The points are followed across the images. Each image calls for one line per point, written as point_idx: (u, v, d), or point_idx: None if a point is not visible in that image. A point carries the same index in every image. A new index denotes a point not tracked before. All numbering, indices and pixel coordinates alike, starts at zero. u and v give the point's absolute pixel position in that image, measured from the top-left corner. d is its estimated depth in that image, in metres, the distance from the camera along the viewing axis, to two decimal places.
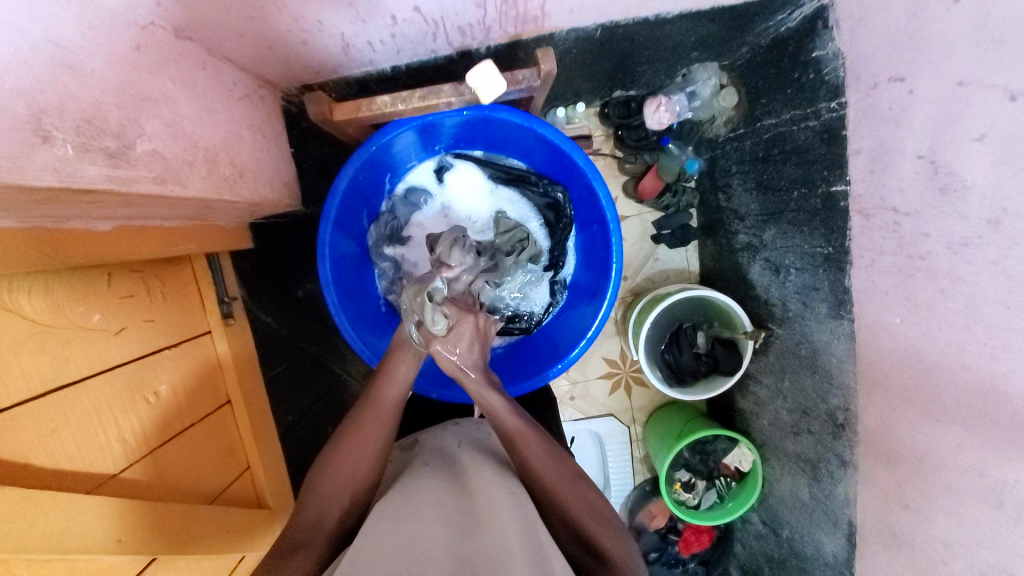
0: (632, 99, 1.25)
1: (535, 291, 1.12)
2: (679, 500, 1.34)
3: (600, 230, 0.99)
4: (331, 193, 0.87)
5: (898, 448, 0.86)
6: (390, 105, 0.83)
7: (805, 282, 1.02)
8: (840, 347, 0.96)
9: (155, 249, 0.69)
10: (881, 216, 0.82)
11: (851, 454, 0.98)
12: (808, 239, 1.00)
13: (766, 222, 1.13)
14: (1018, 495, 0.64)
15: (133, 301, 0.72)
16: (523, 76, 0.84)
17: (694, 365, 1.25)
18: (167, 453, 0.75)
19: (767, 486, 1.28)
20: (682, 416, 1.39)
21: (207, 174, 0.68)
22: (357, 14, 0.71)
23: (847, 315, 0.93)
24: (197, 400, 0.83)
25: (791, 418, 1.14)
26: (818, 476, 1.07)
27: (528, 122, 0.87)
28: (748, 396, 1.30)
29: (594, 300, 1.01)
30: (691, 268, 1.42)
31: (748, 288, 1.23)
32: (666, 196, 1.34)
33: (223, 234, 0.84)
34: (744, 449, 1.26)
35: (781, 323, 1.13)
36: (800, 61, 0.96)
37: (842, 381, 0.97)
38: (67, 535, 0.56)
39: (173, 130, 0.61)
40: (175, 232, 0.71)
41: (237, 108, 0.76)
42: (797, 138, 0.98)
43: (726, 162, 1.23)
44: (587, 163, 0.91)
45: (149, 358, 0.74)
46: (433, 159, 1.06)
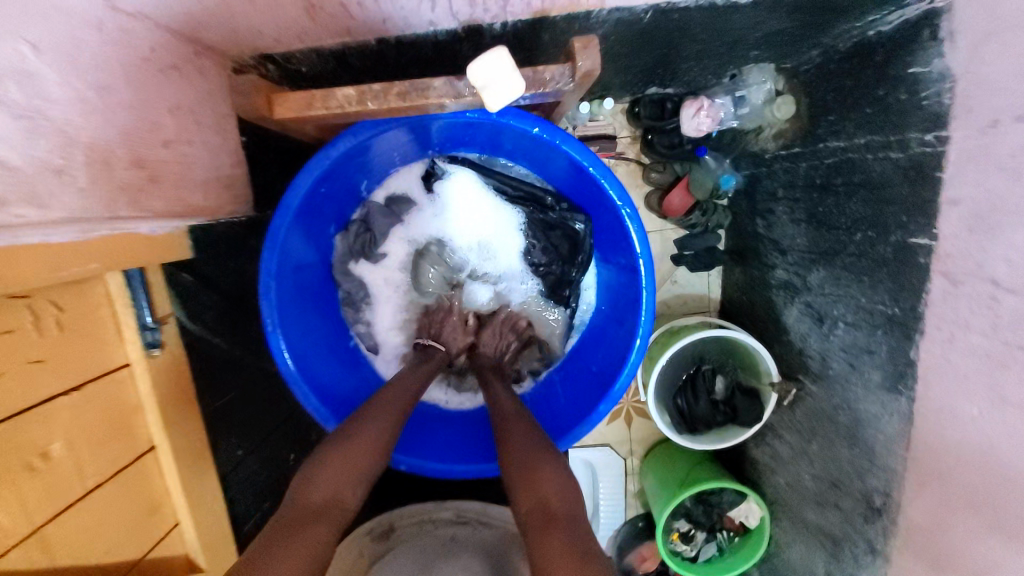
0: (668, 98, 1.07)
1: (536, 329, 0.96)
2: (676, 551, 1.22)
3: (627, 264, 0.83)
4: (282, 204, 0.73)
5: (949, 557, 0.72)
6: (355, 104, 0.64)
7: (854, 341, 0.87)
8: (891, 425, 0.81)
9: (42, 276, 0.51)
10: (973, 284, 0.66)
11: (885, 543, 0.84)
12: (868, 292, 0.84)
13: (814, 262, 0.96)
14: None
15: (16, 337, 0.53)
16: (549, 76, 0.65)
17: (710, 415, 1.11)
18: (55, 534, 0.57)
19: (772, 545, 1.16)
20: (687, 458, 1.25)
21: (90, 182, 0.51)
22: None
23: (907, 392, 0.77)
24: (105, 454, 0.64)
25: (815, 485, 1.00)
26: (839, 554, 0.95)
27: (549, 134, 0.71)
28: (764, 447, 1.16)
29: (614, 357, 0.86)
30: (712, 296, 1.28)
31: (779, 331, 1.08)
32: (694, 214, 1.17)
33: (154, 245, 0.65)
34: (752, 505, 1.14)
35: (816, 379, 0.98)
36: (889, 75, 0.76)
37: (886, 463, 0.83)
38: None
39: (28, 120, 0.43)
40: (74, 249, 0.53)
41: (156, 86, 0.58)
42: (870, 170, 0.81)
43: (771, 184, 1.06)
44: (616, 186, 0.75)
45: (32, 413, 0.55)
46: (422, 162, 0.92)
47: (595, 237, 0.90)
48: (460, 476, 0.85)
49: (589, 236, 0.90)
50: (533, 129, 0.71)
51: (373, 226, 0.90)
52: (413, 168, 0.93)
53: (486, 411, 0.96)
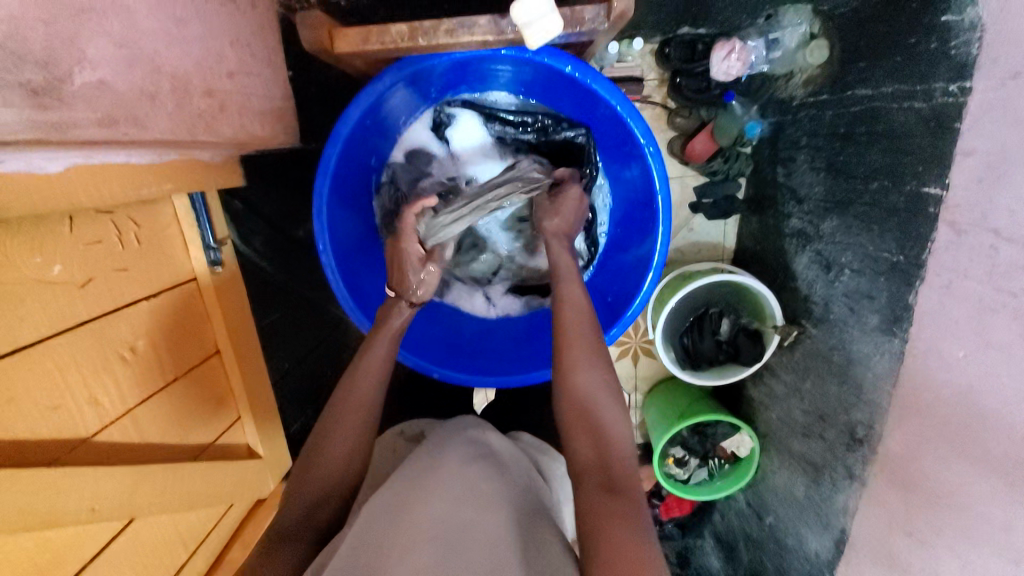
0: (700, 39, 1.07)
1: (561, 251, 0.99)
2: (670, 474, 1.35)
3: (636, 162, 0.83)
4: (323, 156, 0.75)
5: (919, 478, 0.81)
6: (408, 39, 0.67)
7: (858, 286, 0.91)
8: (881, 364, 0.87)
9: (126, 194, 0.57)
10: (975, 234, 0.69)
11: (862, 470, 0.93)
12: (875, 240, 0.87)
13: (828, 211, 0.99)
14: None
15: (103, 246, 0.61)
16: (587, 16, 0.67)
17: (713, 353, 1.17)
18: (146, 412, 0.68)
19: (760, 473, 1.29)
20: (688, 394, 1.37)
21: (176, 108, 0.56)
22: None
23: (900, 334, 0.83)
24: (181, 352, 0.74)
25: (804, 419, 1.09)
26: (819, 480, 1.05)
27: (581, 73, 0.74)
28: (760, 386, 1.26)
29: (631, 290, 0.88)
30: (726, 243, 1.32)
31: (788, 277, 1.12)
32: (717, 161, 1.18)
33: (212, 170, 0.71)
34: (744, 436, 1.26)
35: (817, 323, 1.04)
36: (920, 21, 0.75)
37: (872, 399, 0.90)
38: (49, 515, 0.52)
39: (127, 51, 0.49)
40: (148, 171, 0.59)
41: (218, 22, 0.62)
42: (894, 117, 0.82)
43: (795, 131, 1.06)
44: (615, 96, 0.75)
45: (123, 312, 0.64)
46: (429, 112, 0.92)
47: (602, 151, 0.92)
48: (485, 383, 0.91)
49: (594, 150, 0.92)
50: (567, 67, 0.74)
51: (401, 183, 0.93)
52: (418, 124, 0.94)
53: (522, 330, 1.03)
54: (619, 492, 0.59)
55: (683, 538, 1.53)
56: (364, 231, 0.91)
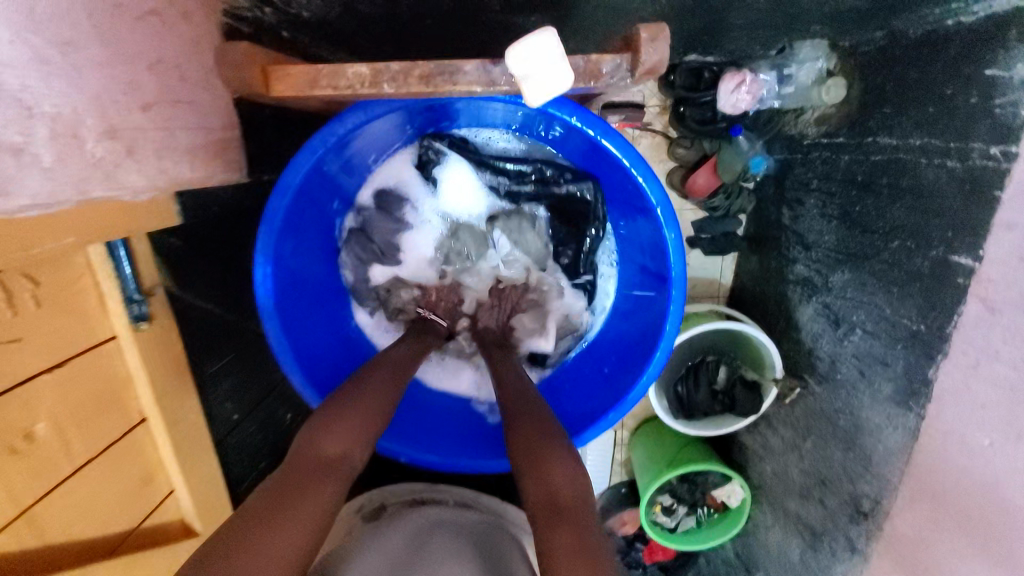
0: (706, 67, 0.97)
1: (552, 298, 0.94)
2: (655, 521, 1.28)
3: (645, 224, 0.80)
4: (269, 209, 0.72)
5: (926, 566, 0.75)
6: (366, 85, 0.58)
7: (870, 349, 0.85)
8: (895, 438, 0.81)
9: (12, 254, 0.48)
10: (1011, 316, 0.62)
11: (864, 545, 0.87)
12: (894, 303, 0.80)
13: (838, 264, 0.91)
14: None
15: None
16: (604, 70, 0.63)
17: (709, 405, 1.10)
18: (45, 508, 0.57)
19: (751, 525, 1.24)
20: (676, 438, 1.30)
21: (60, 158, 0.48)
22: None
23: (917, 409, 0.76)
24: (94, 429, 0.62)
25: (803, 479, 1.02)
26: (816, 546, 0.98)
27: (585, 123, 0.70)
28: (755, 435, 1.19)
29: (633, 370, 0.83)
30: (723, 280, 1.24)
31: (791, 326, 1.05)
32: (718, 197, 1.10)
33: (139, 211, 0.62)
34: (736, 486, 1.20)
35: (822, 380, 0.97)
36: (961, 73, 0.68)
37: (881, 473, 0.83)
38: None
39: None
40: (42, 226, 0.50)
41: (122, 38, 0.54)
42: (922, 175, 0.74)
43: (805, 173, 0.99)
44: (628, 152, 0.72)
45: (13, 395, 0.53)
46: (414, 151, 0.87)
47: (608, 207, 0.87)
48: (459, 471, 0.84)
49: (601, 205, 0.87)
50: (571, 118, 0.70)
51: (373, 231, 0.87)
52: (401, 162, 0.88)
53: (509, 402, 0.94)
54: (568, 514, 0.56)
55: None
56: (322, 283, 0.86)
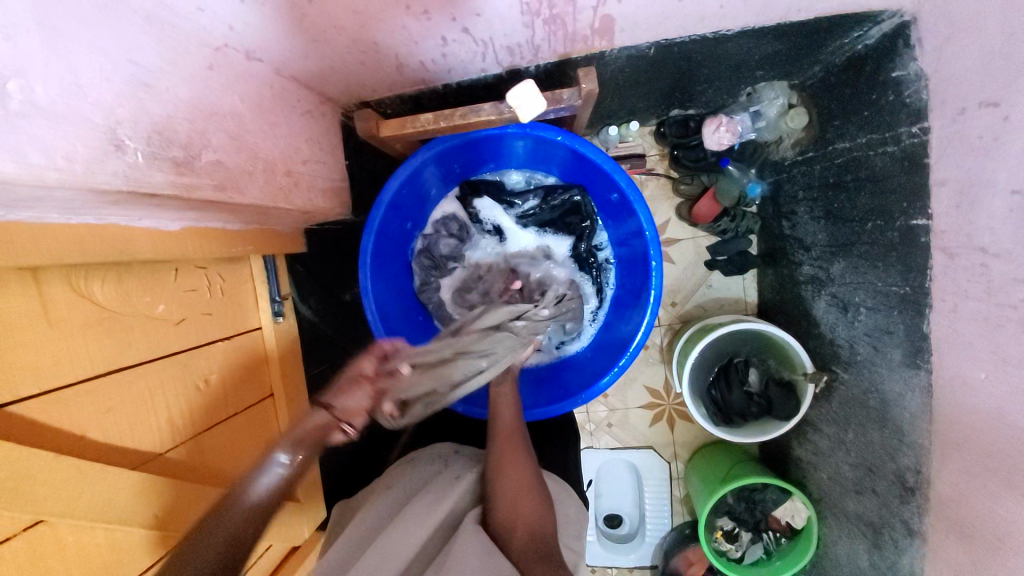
0: (690, 118, 1.22)
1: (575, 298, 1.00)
2: (721, 550, 1.25)
3: (625, 210, 0.88)
4: (361, 260, 0.84)
5: (976, 524, 0.73)
6: (433, 122, 0.79)
7: (876, 323, 0.92)
8: (915, 401, 0.84)
9: (220, 250, 0.73)
10: (966, 255, 0.72)
11: (921, 524, 0.85)
12: (882, 276, 0.90)
13: (834, 254, 1.03)
14: None
15: (195, 293, 0.75)
16: (564, 95, 0.78)
17: (745, 406, 1.16)
18: (210, 438, 0.78)
19: (822, 548, 1.15)
20: (729, 457, 1.31)
21: (264, 183, 0.68)
22: (429, 27, 0.68)
23: (924, 366, 0.82)
24: (242, 389, 0.84)
25: (854, 474, 1.02)
26: (880, 543, 0.94)
27: (570, 141, 0.80)
28: (805, 444, 1.19)
29: (631, 330, 0.89)
30: (748, 299, 1.35)
31: (812, 324, 1.13)
32: (723, 220, 1.28)
33: (281, 238, 0.88)
34: (797, 503, 1.15)
35: (847, 367, 1.02)
36: (879, 81, 0.86)
37: (913, 440, 0.85)
38: (108, 506, 0.59)
39: (236, 142, 0.62)
40: (238, 236, 0.76)
41: (299, 124, 0.77)
42: (873, 165, 0.89)
43: (792, 187, 1.16)
44: (605, 158, 0.82)
45: (202, 348, 0.77)
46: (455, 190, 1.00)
47: (598, 205, 0.96)
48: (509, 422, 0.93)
49: (591, 205, 0.96)
50: (558, 138, 0.80)
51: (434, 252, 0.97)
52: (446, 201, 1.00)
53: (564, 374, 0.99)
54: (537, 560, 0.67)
55: None
56: (404, 298, 0.96)
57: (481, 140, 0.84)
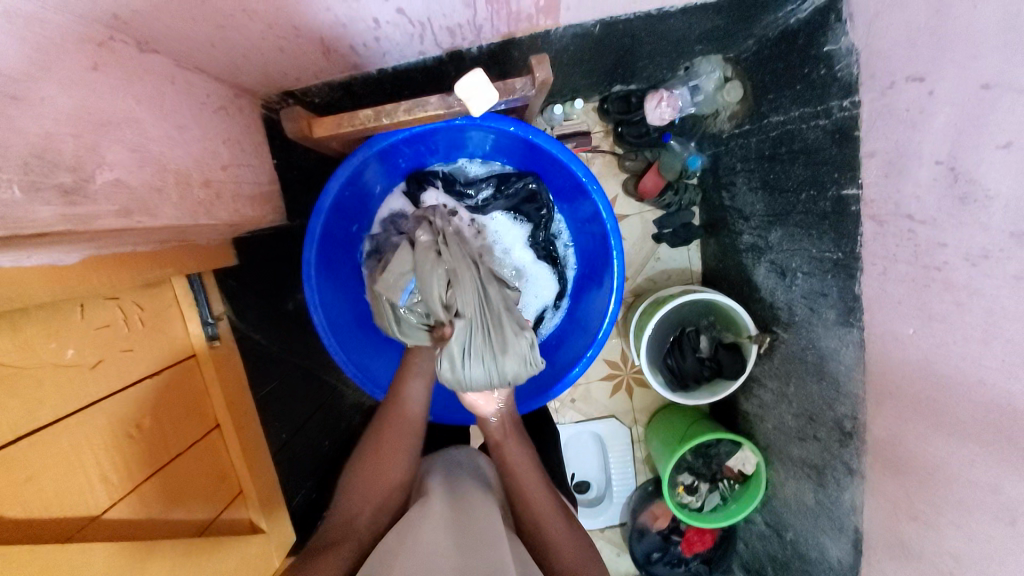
0: (632, 93, 1.21)
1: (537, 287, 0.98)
2: (683, 503, 1.34)
3: (582, 197, 0.86)
4: (305, 273, 0.76)
5: (908, 460, 0.83)
6: (372, 120, 0.71)
7: (812, 287, 0.99)
8: (850, 355, 0.93)
9: (132, 276, 0.63)
10: (895, 222, 0.78)
11: (859, 463, 0.95)
12: (816, 243, 0.96)
13: (772, 223, 1.09)
14: None
15: (110, 330, 0.65)
16: (518, 85, 0.73)
17: (698, 370, 1.23)
18: (153, 487, 0.70)
19: (770, 489, 1.26)
20: (685, 417, 1.39)
21: (180, 199, 0.59)
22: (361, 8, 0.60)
23: (857, 323, 0.89)
24: (181, 427, 0.76)
25: (797, 423, 1.11)
26: (824, 482, 1.05)
27: (523, 131, 0.76)
28: (752, 399, 1.28)
29: (597, 314, 0.88)
30: (693, 267, 1.40)
31: (753, 290, 1.20)
32: (668, 194, 1.31)
33: (209, 254, 0.79)
34: (747, 452, 1.25)
35: (787, 327, 1.10)
36: (810, 56, 0.90)
37: (850, 390, 0.94)
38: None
39: (139, 154, 0.52)
40: (153, 257, 0.66)
41: (214, 123, 0.66)
42: (806, 137, 0.94)
43: (730, 159, 1.19)
44: (559, 146, 0.79)
45: (130, 390, 0.67)
46: (401, 183, 0.93)
47: (554, 192, 0.94)
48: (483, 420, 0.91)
49: (546, 193, 0.93)
50: (510, 129, 0.76)
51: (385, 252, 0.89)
52: (391, 196, 0.93)
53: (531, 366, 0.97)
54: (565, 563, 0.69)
55: (711, 574, 1.45)
56: (360, 304, 0.90)
57: (427, 132, 0.78)
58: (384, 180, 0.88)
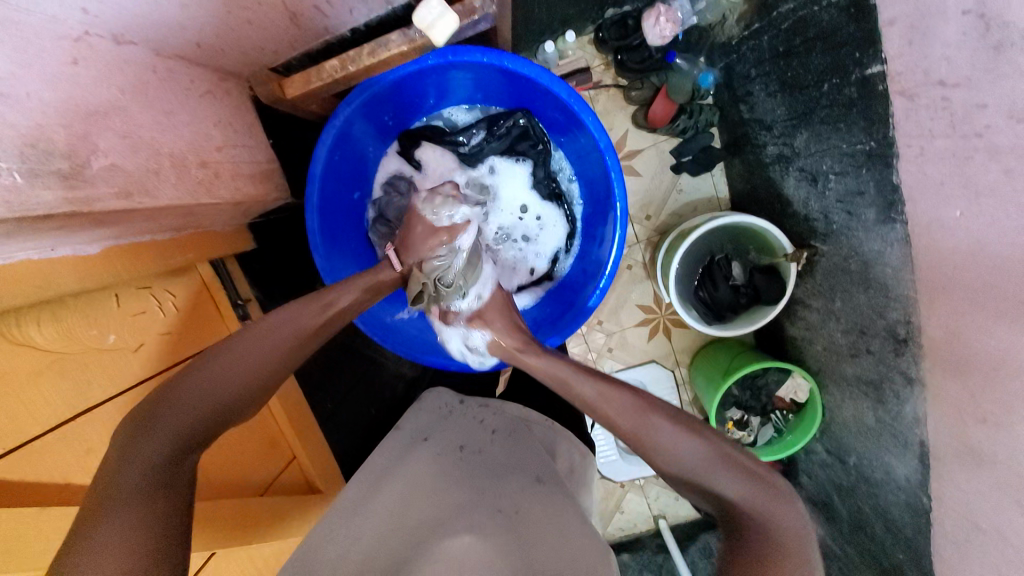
0: (627, 16, 1.16)
1: (544, 231, 0.96)
2: (735, 439, 1.29)
3: (572, 122, 0.83)
4: (312, 243, 0.79)
5: (967, 358, 0.76)
6: (339, 69, 0.72)
7: (847, 187, 0.91)
8: (895, 254, 0.85)
9: (155, 264, 0.69)
10: (926, 93, 0.69)
11: (917, 369, 0.87)
12: (846, 136, 0.87)
13: (796, 126, 1.00)
14: None
15: (147, 315, 0.72)
16: (477, 4, 0.70)
17: (733, 299, 1.17)
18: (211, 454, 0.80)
19: (828, 415, 1.20)
20: (729, 351, 1.33)
21: (178, 180, 0.63)
22: None
23: (899, 218, 0.81)
24: None
25: (847, 339, 1.04)
26: (882, 398, 0.98)
27: (497, 59, 0.74)
28: (798, 322, 1.21)
29: (606, 245, 0.86)
30: (720, 195, 1.32)
31: (785, 204, 1.12)
32: (681, 119, 1.22)
33: (226, 237, 0.85)
34: (799, 379, 1.19)
35: (825, 239, 1.02)
36: None
37: (899, 292, 0.86)
38: (71, 544, 0.59)
39: (130, 140, 0.56)
40: (173, 245, 0.71)
41: (201, 107, 0.70)
42: (821, 21, 0.85)
43: (743, 67, 1.11)
44: (540, 70, 0.76)
45: (175, 369, 0.75)
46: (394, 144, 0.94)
47: (546, 125, 0.91)
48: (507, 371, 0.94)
49: (538, 127, 0.91)
50: (483, 59, 0.74)
51: (388, 213, 0.91)
52: (387, 158, 0.94)
53: (548, 311, 0.96)
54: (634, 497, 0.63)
55: None
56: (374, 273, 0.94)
57: (404, 82, 0.78)
58: (375, 141, 0.89)
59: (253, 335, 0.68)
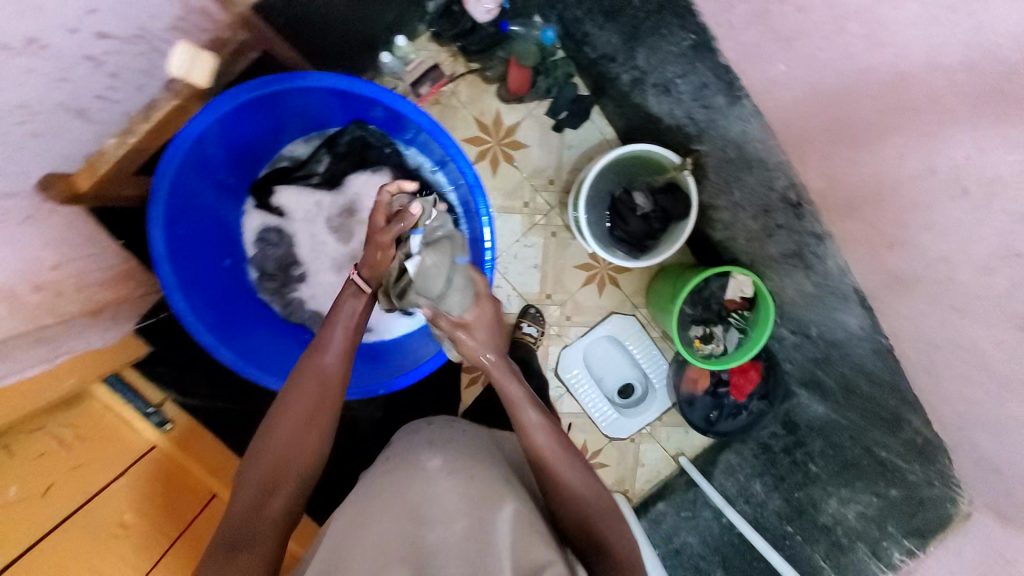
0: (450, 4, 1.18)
1: None
2: (707, 355, 1.29)
3: (386, 109, 0.94)
4: (186, 321, 0.84)
5: (851, 193, 0.78)
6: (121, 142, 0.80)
7: (693, 85, 0.92)
8: (754, 128, 0.87)
9: (23, 403, 0.73)
10: None
11: (821, 224, 0.89)
12: (669, 39, 0.91)
13: (632, 47, 1.02)
14: (985, 166, 0.58)
15: (49, 455, 0.74)
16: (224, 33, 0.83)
17: (648, 227, 1.17)
18: (162, 566, 0.80)
19: (778, 297, 1.21)
20: (670, 277, 1.34)
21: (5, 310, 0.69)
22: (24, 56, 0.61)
23: (742, 94, 0.84)
24: (169, 508, 0.87)
25: (758, 223, 1.06)
26: (809, 263, 0.99)
27: (284, 82, 0.83)
28: (717, 225, 1.22)
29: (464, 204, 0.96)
30: (607, 134, 1.33)
31: (658, 120, 1.13)
32: (540, 79, 1.25)
33: (103, 361, 0.90)
34: (738, 274, 1.21)
35: (700, 139, 1.04)
36: None
37: (775, 161, 0.88)
38: None
39: None
40: (39, 381, 0.75)
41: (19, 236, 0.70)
42: None
43: (570, 12, 1.12)
44: (329, 78, 0.85)
45: (100, 495, 0.77)
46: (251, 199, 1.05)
47: (374, 123, 1.02)
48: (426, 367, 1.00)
49: (371, 129, 1.03)
50: (276, 88, 0.83)
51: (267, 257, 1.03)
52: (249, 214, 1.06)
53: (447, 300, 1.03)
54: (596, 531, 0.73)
55: (773, 406, 1.41)
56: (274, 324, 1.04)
57: (209, 138, 0.86)
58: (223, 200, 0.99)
59: (300, 391, 0.77)
